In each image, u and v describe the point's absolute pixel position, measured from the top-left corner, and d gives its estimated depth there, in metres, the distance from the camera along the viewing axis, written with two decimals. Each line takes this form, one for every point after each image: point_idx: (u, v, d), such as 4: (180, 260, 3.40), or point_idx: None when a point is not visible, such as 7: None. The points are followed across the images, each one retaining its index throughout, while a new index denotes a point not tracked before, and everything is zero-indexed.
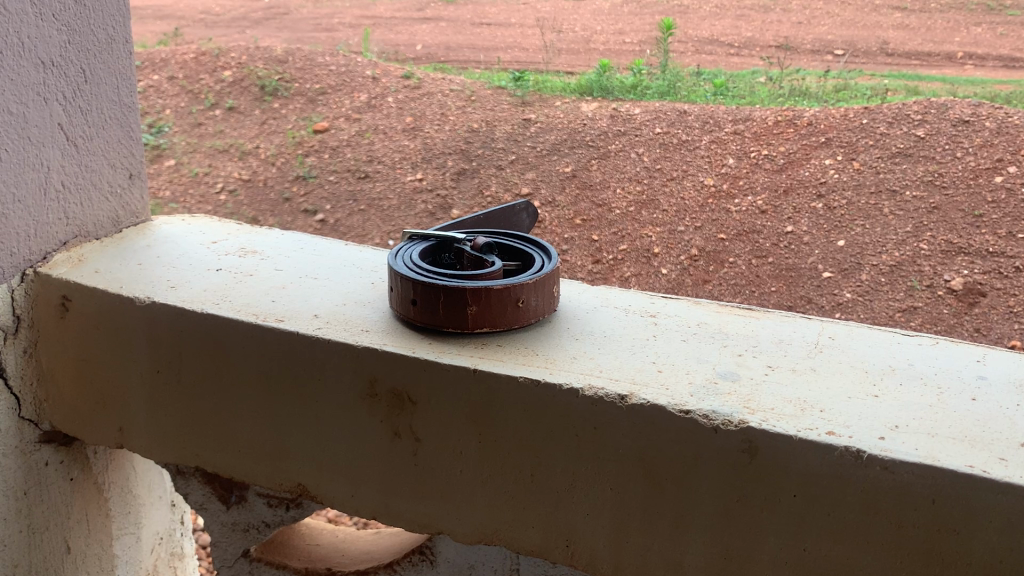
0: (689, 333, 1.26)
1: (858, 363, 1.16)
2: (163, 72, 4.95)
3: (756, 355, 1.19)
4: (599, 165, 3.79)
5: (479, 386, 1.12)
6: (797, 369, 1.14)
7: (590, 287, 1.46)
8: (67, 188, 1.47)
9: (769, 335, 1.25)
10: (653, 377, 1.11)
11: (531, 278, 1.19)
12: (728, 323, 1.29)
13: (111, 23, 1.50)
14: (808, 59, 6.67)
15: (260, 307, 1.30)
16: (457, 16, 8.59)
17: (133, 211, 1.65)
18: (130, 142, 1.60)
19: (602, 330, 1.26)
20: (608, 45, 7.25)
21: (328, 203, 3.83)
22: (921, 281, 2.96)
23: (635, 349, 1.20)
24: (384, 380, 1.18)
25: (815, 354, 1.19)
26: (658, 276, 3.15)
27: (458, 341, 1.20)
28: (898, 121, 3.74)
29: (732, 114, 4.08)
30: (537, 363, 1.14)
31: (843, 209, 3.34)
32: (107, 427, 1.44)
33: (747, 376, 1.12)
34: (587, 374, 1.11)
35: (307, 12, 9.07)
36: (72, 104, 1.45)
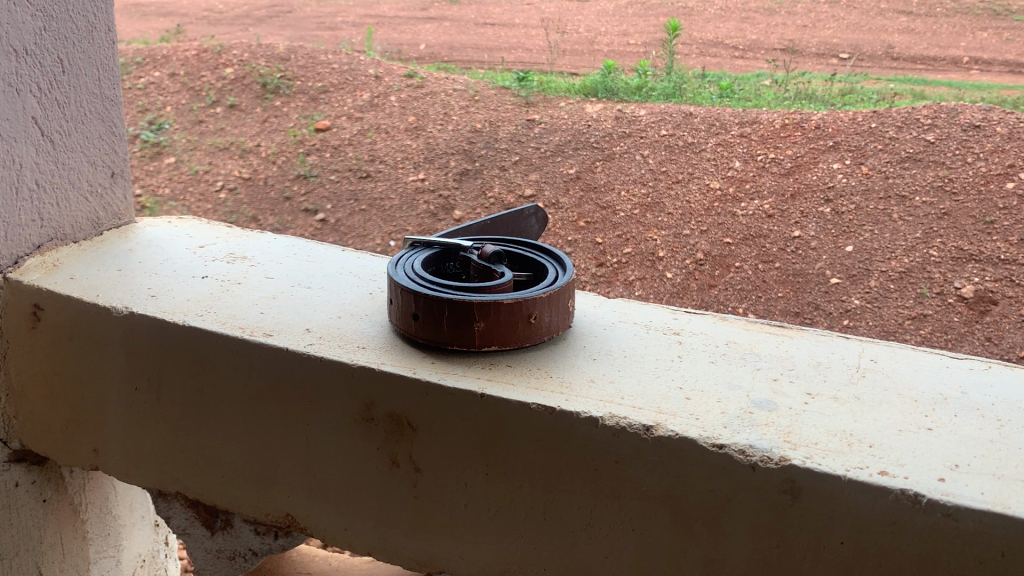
0: (716, 353, 1.20)
1: (904, 391, 1.10)
2: (164, 69, 4.89)
3: (791, 379, 1.12)
4: (604, 166, 3.73)
5: (486, 411, 1.06)
6: (839, 398, 1.08)
7: (606, 299, 1.40)
8: (42, 187, 1.41)
9: (805, 357, 1.19)
10: (680, 406, 1.04)
11: (544, 292, 1.12)
12: (757, 343, 1.23)
13: (92, 10, 1.44)
14: (813, 62, 6.61)
15: (248, 319, 1.24)
16: (461, 16, 8.53)
17: (115, 212, 1.59)
18: (112, 138, 1.54)
19: (622, 349, 1.20)
20: (612, 47, 7.20)
21: (329, 202, 3.77)
22: (932, 288, 2.89)
23: (659, 372, 1.13)
24: (382, 404, 1.12)
25: (856, 379, 1.13)
26: (663, 280, 3.12)
27: (463, 360, 1.14)
28: (908, 125, 3.66)
29: (739, 117, 4.01)
30: (550, 388, 1.07)
31: (851, 214, 3.27)
32: (80, 447, 1.39)
33: (781, 404, 1.06)
34: (607, 402, 1.05)
35: (310, 10, 9.00)
36: (48, 97, 1.38)
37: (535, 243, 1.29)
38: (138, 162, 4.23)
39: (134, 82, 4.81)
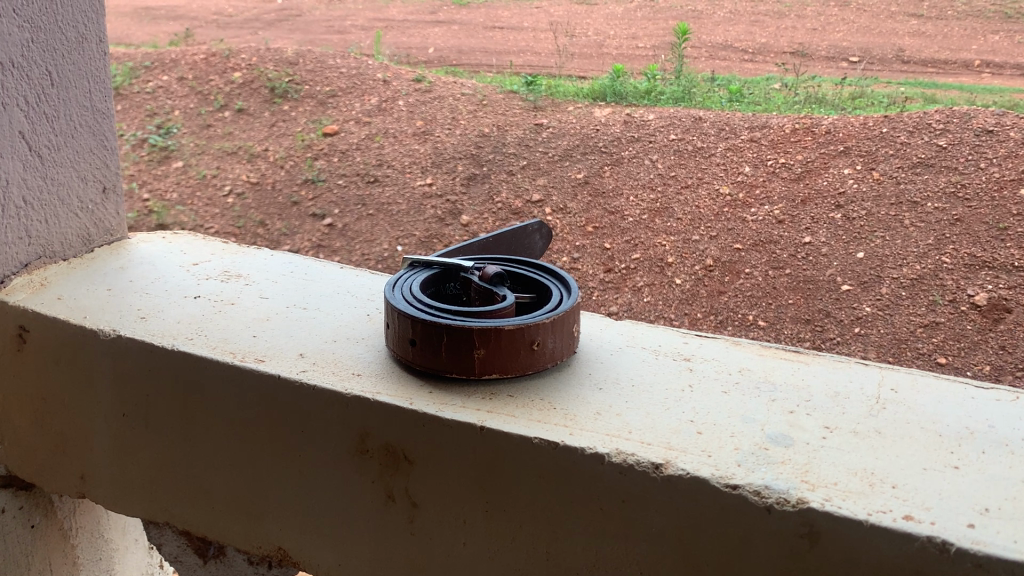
0: (729, 382, 1.19)
1: (926, 424, 1.08)
2: (173, 73, 4.88)
3: (807, 411, 1.11)
4: (612, 171, 3.70)
5: (487, 444, 1.05)
6: (858, 432, 1.06)
7: (613, 322, 1.40)
8: (29, 202, 1.44)
9: (822, 387, 1.18)
10: (691, 440, 1.02)
11: (548, 317, 1.11)
12: (771, 370, 1.23)
13: (83, 20, 1.48)
14: (823, 66, 6.57)
15: (238, 344, 1.25)
16: (470, 20, 8.52)
17: (107, 228, 1.63)
18: (104, 153, 1.58)
19: (631, 377, 1.19)
20: (621, 50, 7.17)
21: (337, 207, 3.75)
22: (944, 296, 2.85)
23: (669, 403, 1.12)
24: (376, 436, 1.12)
25: (875, 411, 1.11)
26: (672, 287, 3.09)
27: (463, 389, 1.13)
28: (919, 130, 3.62)
29: (749, 121, 3.97)
30: (554, 420, 1.06)
31: (862, 220, 3.22)
32: (67, 474, 1.42)
33: (797, 439, 1.04)
34: (613, 436, 1.03)
35: (320, 14, 9.00)
36: (35, 111, 1.42)
37: (537, 262, 1.28)
38: (146, 166, 4.22)
39: (143, 86, 4.81)
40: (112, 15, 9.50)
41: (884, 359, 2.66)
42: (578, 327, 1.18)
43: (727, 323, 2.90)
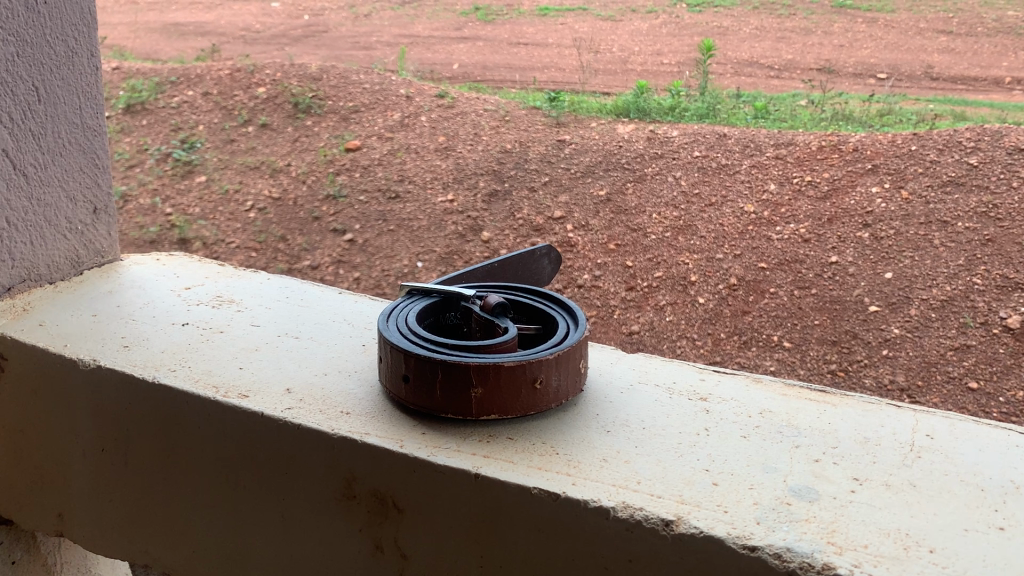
0: (747, 426, 1.15)
1: (967, 477, 1.04)
2: (198, 88, 4.90)
3: (835, 461, 1.07)
4: (635, 188, 3.65)
5: (482, 493, 1.01)
6: (891, 485, 1.02)
7: (625, 356, 1.37)
8: (13, 222, 1.43)
9: (852, 433, 1.14)
10: (706, 494, 0.99)
11: (551, 354, 1.08)
12: (795, 414, 1.19)
13: (73, 35, 1.49)
14: (850, 82, 6.50)
15: (225, 377, 1.23)
16: (495, 36, 8.53)
17: (97, 249, 1.64)
18: (95, 173, 1.58)
19: (642, 420, 1.16)
20: (646, 66, 7.15)
21: (357, 223, 3.73)
22: (975, 318, 2.77)
23: (683, 450, 1.09)
24: (364, 481, 1.09)
25: (910, 461, 1.07)
26: (696, 306, 3.04)
27: (458, 431, 1.10)
28: (950, 147, 3.54)
29: (775, 138, 3.91)
30: (555, 468, 1.02)
31: (890, 239, 3.14)
32: (46, 512, 1.39)
33: (823, 493, 1.00)
34: (619, 488, 0.99)
35: (346, 30, 9.07)
36: (21, 129, 1.42)
37: (542, 290, 1.26)
38: (170, 180, 4.22)
39: (168, 101, 4.84)
40: (143, 30, 9.64)
41: (913, 383, 2.59)
42: (587, 362, 1.15)
43: (751, 344, 2.84)
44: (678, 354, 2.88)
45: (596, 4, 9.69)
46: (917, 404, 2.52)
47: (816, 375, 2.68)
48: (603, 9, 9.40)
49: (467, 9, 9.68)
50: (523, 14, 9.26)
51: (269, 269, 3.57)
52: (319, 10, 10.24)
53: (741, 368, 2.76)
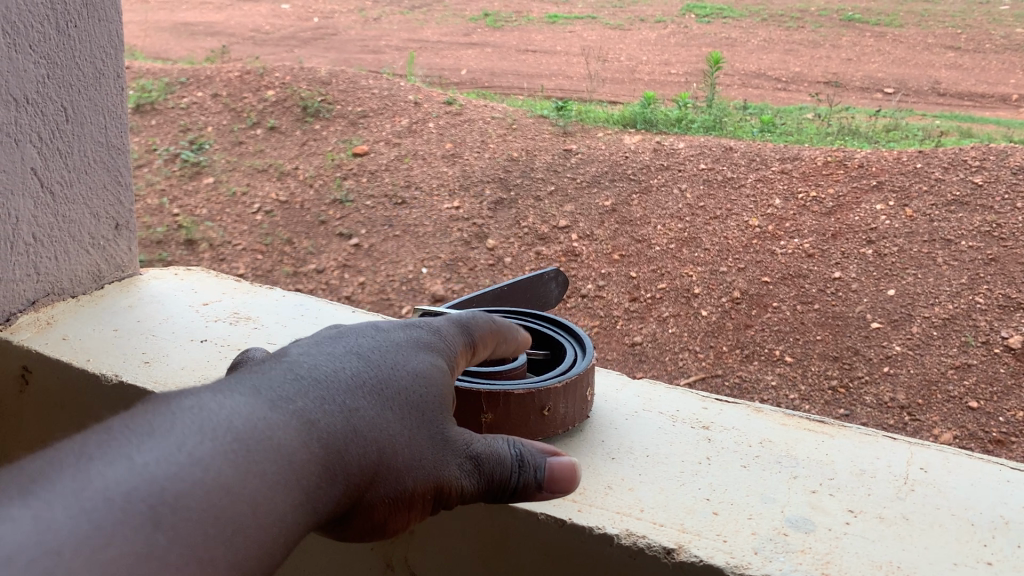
0: (746, 456, 1.35)
1: (957, 511, 1.20)
2: (208, 90, 4.94)
3: (830, 492, 1.24)
4: (640, 200, 3.67)
5: (494, 515, 1.21)
6: (884, 517, 1.18)
7: (631, 388, 1.61)
8: (46, 237, 1.87)
9: (847, 465, 1.32)
10: (706, 524, 1.16)
11: (558, 382, 1.30)
12: (793, 445, 1.39)
13: (96, 67, 1.90)
14: (858, 97, 6.52)
15: None
16: (503, 42, 8.57)
17: (119, 263, 2.10)
18: (117, 189, 2.03)
19: (645, 448, 1.37)
20: (653, 76, 7.19)
21: (363, 227, 3.75)
22: (976, 337, 2.79)
23: (685, 479, 1.28)
24: None
25: (903, 494, 1.24)
26: (698, 318, 3.06)
27: None
28: (954, 167, 3.56)
29: (780, 153, 3.93)
30: (562, 495, 1.22)
31: (893, 257, 3.16)
32: None
33: (819, 524, 1.16)
34: (620, 515, 1.18)
35: (355, 34, 9.12)
36: (49, 146, 1.82)
37: (548, 316, 1.50)
38: (178, 181, 4.25)
39: (178, 102, 4.88)
40: (153, 30, 9.70)
41: (913, 400, 2.60)
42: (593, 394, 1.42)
43: (753, 358, 2.86)
44: (680, 366, 2.90)
45: (605, 12, 9.71)
46: (916, 423, 2.53)
47: (817, 391, 2.69)
48: (611, 18, 9.43)
49: (477, 15, 9.73)
50: (533, 21, 9.29)
51: (275, 272, 3.59)
52: (329, 12, 10.29)
53: (742, 382, 2.78)
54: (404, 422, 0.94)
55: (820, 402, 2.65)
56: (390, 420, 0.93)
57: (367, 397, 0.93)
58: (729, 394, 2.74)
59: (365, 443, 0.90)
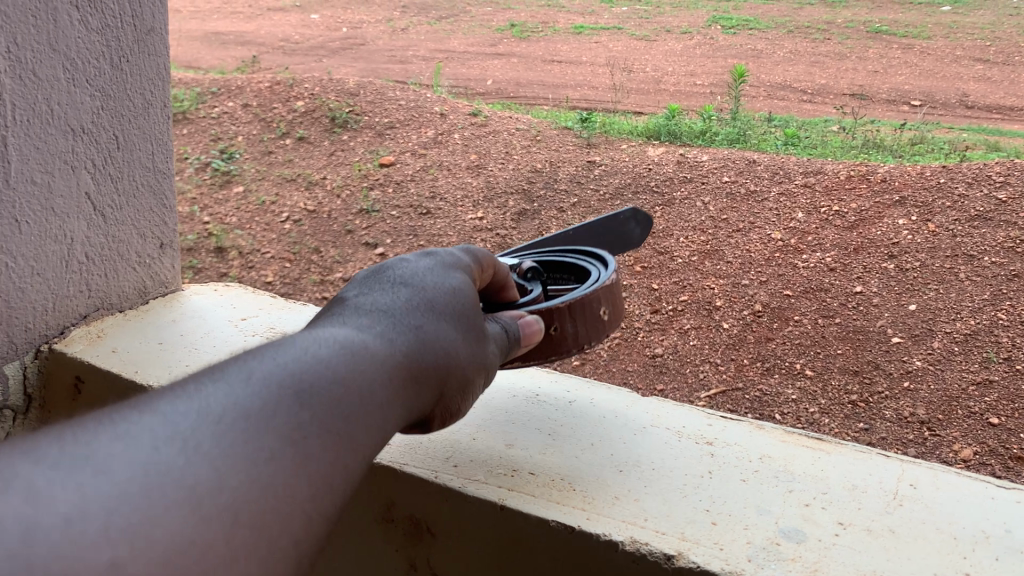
0: (746, 470, 1.40)
1: (943, 525, 1.25)
2: (239, 101, 5.05)
3: (823, 506, 1.29)
4: (663, 212, 3.71)
5: (510, 521, 1.27)
6: (873, 530, 1.23)
7: (644, 404, 1.68)
8: (98, 257, 1.97)
9: (841, 481, 1.37)
10: (703, 534, 1.21)
11: (563, 302, 1.36)
12: (790, 460, 1.44)
13: (148, 90, 2.01)
14: (883, 109, 6.52)
15: None
16: (529, 53, 8.66)
17: (163, 280, 2.19)
18: (163, 211, 2.13)
19: (650, 460, 1.43)
20: (678, 87, 7.24)
21: (389, 237, 3.81)
22: (998, 353, 2.78)
23: (688, 490, 1.33)
24: (400, 508, 1.37)
25: (893, 509, 1.29)
26: (720, 330, 3.10)
27: (489, 468, 1.38)
28: (978, 182, 3.56)
29: (804, 166, 3.96)
30: (571, 504, 1.28)
31: (916, 272, 3.17)
32: None
33: (810, 535, 1.21)
34: (623, 523, 1.23)
35: (383, 44, 9.25)
36: (101, 171, 1.93)
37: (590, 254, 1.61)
38: (208, 190, 4.34)
39: (209, 112, 4.99)
40: (185, 39, 9.92)
41: (934, 415, 2.62)
42: (620, 294, 1.49)
43: (774, 371, 2.89)
44: (700, 379, 2.93)
45: (631, 24, 9.77)
46: (937, 438, 2.54)
47: (836, 405, 2.71)
48: (637, 29, 9.48)
49: (503, 26, 9.83)
50: (558, 32, 9.38)
51: (303, 279, 3.67)
52: (358, 22, 10.45)
53: (763, 395, 2.80)
54: (459, 331, 1.05)
55: (840, 416, 2.67)
56: (446, 332, 1.03)
57: (426, 314, 1.03)
58: (750, 406, 2.76)
59: (435, 352, 1.00)
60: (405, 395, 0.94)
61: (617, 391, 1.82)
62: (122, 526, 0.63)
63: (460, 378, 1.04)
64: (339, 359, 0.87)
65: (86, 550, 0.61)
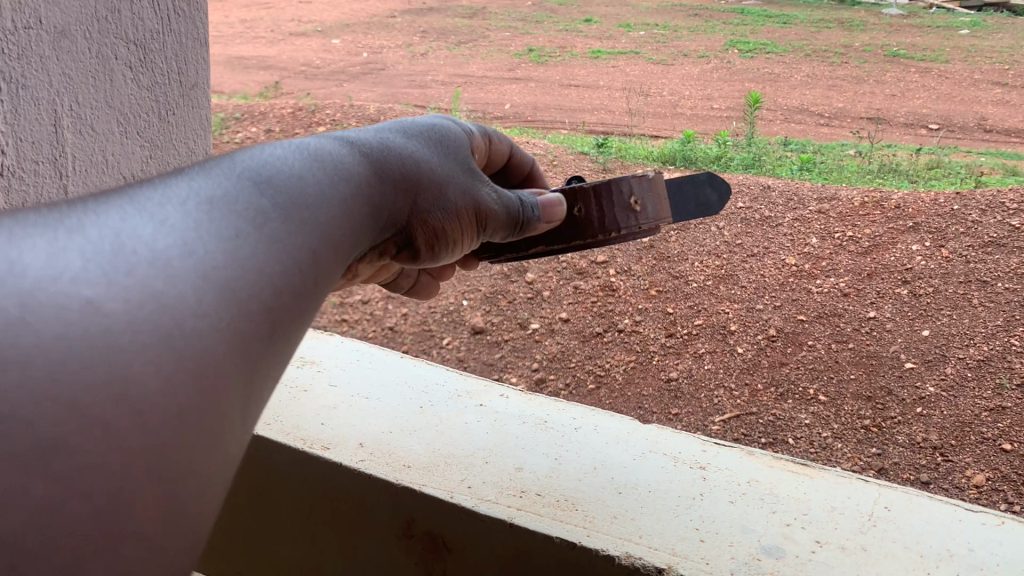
0: (732, 493, 1.72)
1: (911, 544, 1.57)
2: (263, 126, 5.17)
3: (801, 525, 1.62)
4: (678, 236, 3.78)
5: (521, 536, 1.58)
6: (844, 548, 1.55)
7: (646, 431, 2.01)
8: None
9: (821, 504, 1.69)
10: (693, 550, 1.53)
11: (591, 185, 1.59)
12: (775, 485, 1.77)
13: None
14: (901, 133, 6.56)
15: (309, 431, 1.93)
16: (546, 76, 8.76)
17: None
18: None
19: (648, 484, 1.75)
20: (694, 110, 7.31)
21: None
22: (1012, 379, 2.74)
23: (681, 511, 1.65)
24: (421, 523, 1.69)
25: (867, 529, 1.62)
26: (734, 355, 3.16)
27: (502, 490, 1.70)
28: (991, 208, 3.41)
29: (818, 192, 3.96)
30: (575, 522, 1.60)
31: (929, 297, 3.14)
32: None
33: (788, 552, 1.54)
34: (623, 539, 1.55)
35: (403, 68, 9.39)
36: None
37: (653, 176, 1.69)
38: None
39: (232, 137, 5.11)
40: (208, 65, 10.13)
41: (946, 441, 2.63)
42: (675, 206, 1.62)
43: (788, 397, 2.93)
44: (715, 403, 3.00)
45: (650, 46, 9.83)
46: (950, 464, 2.57)
47: (849, 430, 2.76)
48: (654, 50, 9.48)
49: (522, 50, 9.92)
50: (576, 56, 9.47)
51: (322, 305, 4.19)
52: (378, 47, 10.60)
53: (777, 419, 2.86)
54: (434, 154, 1.34)
55: (852, 441, 2.72)
56: (424, 148, 1.32)
57: (407, 140, 1.30)
58: (764, 431, 2.83)
59: (413, 159, 1.26)
60: (392, 192, 1.21)
61: (605, 412, 2.13)
62: (94, 271, 0.72)
63: (437, 188, 1.32)
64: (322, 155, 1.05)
65: (64, 292, 0.70)
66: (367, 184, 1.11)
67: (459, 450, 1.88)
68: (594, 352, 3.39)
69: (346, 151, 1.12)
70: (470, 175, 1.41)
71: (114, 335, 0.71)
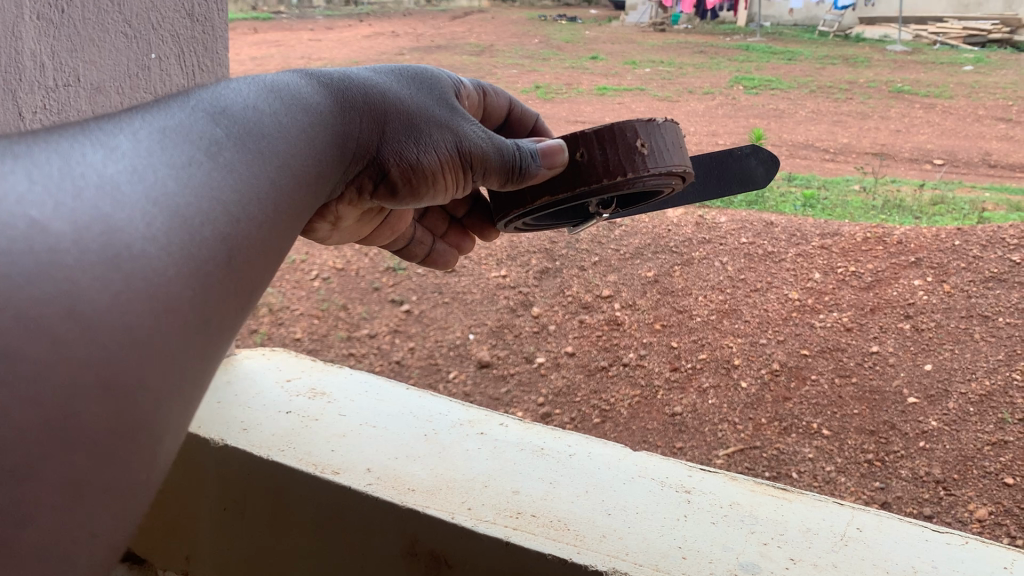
0: (717, 515, 1.77)
1: (880, 563, 1.62)
2: None
3: (778, 545, 1.68)
4: (682, 271, 3.84)
5: (516, 555, 1.62)
6: (819, 564, 1.60)
7: (634, 458, 2.06)
8: None
9: (798, 527, 1.75)
10: (676, 567, 1.58)
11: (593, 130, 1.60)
12: (755, 507, 1.82)
13: None
14: (906, 168, 6.63)
15: (321, 457, 1.97)
16: (553, 113, 8.85)
17: None
18: None
19: (636, 506, 1.80)
20: (700, 147, 7.40)
21: (414, 294, 4.21)
22: (1014, 414, 2.79)
23: (668, 532, 1.70)
24: (422, 542, 1.74)
25: (838, 549, 1.67)
26: (738, 389, 3.18)
27: (496, 510, 1.75)
28: (992, 244, 3.56)
29: (822, 228, 4.04)
30: (566, 540, 1.64)
31: (931, 331, 3.20)
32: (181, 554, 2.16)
33: (764, 568, 1.59)
34: (610, 556, 1.60)
35: None
36: None
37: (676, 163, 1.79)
38: None
39: None
40: None
41: (949, 475, 2.66)
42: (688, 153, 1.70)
43: (791, 431, 2.95)
44: (719, 438, 3.01)
45: (654, 84, 9.96)
46: (952, 498, 2.60)
47: (852, 464, 2.79)
48: (659, 90, 9.68)
49: (529, 88, 10.02)
50: (582, 94, 9.58)
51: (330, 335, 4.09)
52: None
53: (780, 454, 2.88)
54: (402, 88, 1.45)
55: (856, 475, 2.74)
56: (395, 84, 1.43)
57: (381, 78, 1.42)
58: (767, 465, 2.85)
59: (372, 88, 1.37)
60: (350, 112, 1.31)
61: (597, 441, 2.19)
62: (42, 191, 0.71)
63: (406, 118, 1.43)
64: (276, 88, 1.15)
65: (10, 210, 0.68)
66: (327, 115, 1.24)
67: (459, 474, 1.93)
68: (599, 386, 3.41)
69: (308, 83, 1.24)
70: (445, 112, 1.50)
71: (63, 253, 0.70)
